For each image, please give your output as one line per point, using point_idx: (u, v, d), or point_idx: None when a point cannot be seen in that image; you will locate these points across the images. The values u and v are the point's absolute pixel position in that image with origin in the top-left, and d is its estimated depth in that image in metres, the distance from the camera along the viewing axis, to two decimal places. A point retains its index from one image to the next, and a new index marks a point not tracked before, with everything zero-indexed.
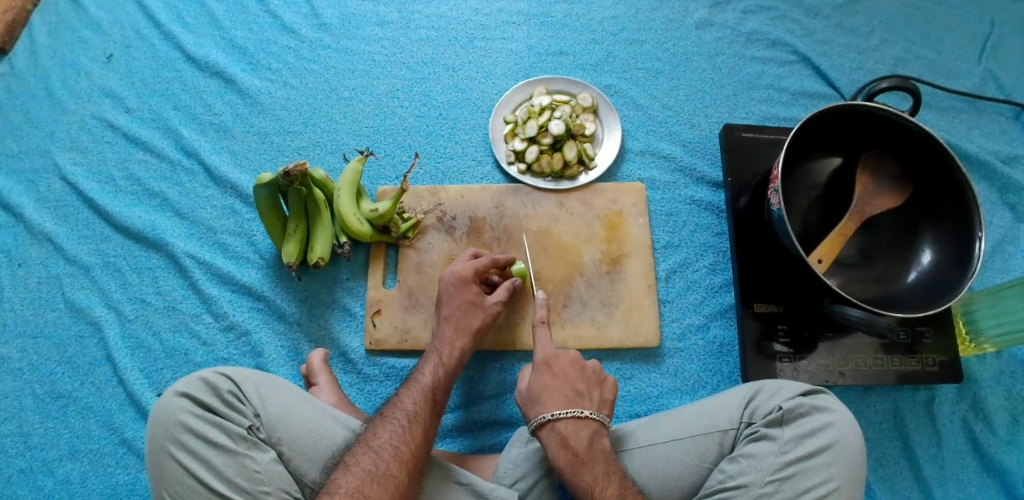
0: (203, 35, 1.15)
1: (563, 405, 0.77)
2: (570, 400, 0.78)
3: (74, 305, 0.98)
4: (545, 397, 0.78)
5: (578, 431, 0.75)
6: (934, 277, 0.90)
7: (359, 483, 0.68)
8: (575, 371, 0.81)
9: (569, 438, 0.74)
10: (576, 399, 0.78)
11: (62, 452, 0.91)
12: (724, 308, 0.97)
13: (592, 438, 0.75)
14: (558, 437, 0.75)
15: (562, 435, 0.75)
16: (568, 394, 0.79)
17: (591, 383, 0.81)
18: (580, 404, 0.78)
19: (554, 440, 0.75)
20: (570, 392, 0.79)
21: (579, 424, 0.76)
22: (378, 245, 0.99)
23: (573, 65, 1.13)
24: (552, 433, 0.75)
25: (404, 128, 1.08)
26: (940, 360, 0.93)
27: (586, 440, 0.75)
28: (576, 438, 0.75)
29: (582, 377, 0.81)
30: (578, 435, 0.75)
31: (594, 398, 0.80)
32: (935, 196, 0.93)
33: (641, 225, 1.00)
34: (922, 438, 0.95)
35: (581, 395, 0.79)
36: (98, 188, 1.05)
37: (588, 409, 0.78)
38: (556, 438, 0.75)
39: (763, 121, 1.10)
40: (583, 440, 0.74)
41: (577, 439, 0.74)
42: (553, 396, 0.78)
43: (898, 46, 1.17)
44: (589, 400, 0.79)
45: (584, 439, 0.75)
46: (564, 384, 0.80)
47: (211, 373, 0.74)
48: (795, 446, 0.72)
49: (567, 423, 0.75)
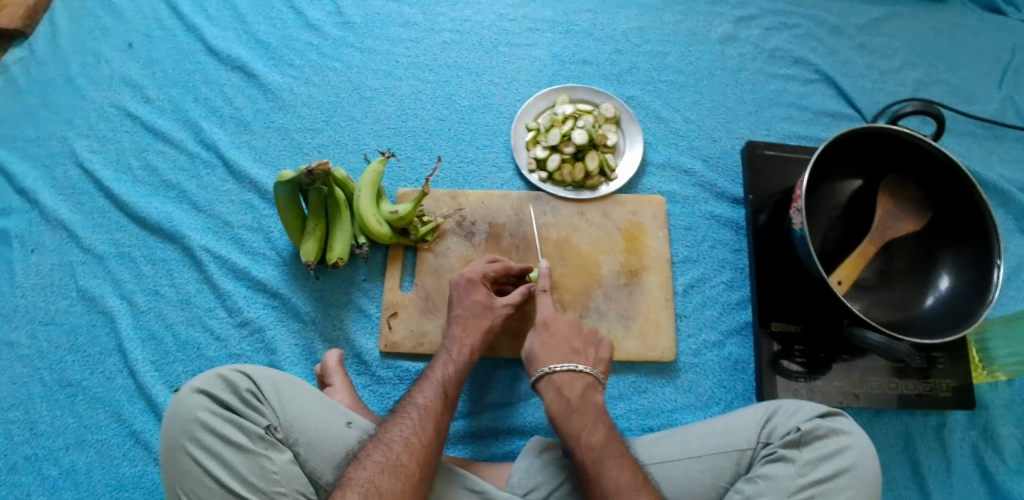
0: (226, 28, 1.15)
1: (561, 360, 0.79)
2: (567, 355, 0.80)
3: (86, 293, 0.97)
4: (544, 354, 0.80)
5: (573, 381, 0.77)
6: (952, 303, 0.90)
7: (370, 473, 0.67)
8: (573, 332, 0.83)
9: (564, 388, 0.76)
10: (573, 355, 0.80)
11: (69, 441, 0.89)
12: (741, 325, 0.97)
13: (586, 390, 0.77)
14: (554, 389, 0.77)
15: (557, 385, 0.77)
16: (564, 350, 0.80)
17: (589, 343, 0.83)
18: (577, 359, 0.80)
19: (550, 391, 0.77)
20: (567, 348, 0.81)
21: (574, 376, 0.77)
22: (397, 247, 0.98)
23: (596, 74, 1.13)
24: (548, 384, 0.77)
25: (426, 131, 1.08)
26: (955, 386, 0.93)
27: (580, 390, 0.76)
28: (570, 388, 0.76)
29: (580, 337, 0.83)
30: (572, 386, 0.77)
31: (590, 355, 0.81)
32: (954, 222, 0.92)
33: (661, 238, 1.00)
34: (933, 463, 0.94)
35: (577, 352, 0.81)
36: (115, 177, 1.04)
37: (583, 363, 0.79)
38: (551, 388, 0.77)
39: (784, 139, 1.10)
40: (577, 390, 0.76)
41: (571, 389, 0.76)
42: (550, 350, 0.80)
43: (919, 69, 1.17)
44: (585, 357, 0.81)
45: (578, 389, 0.76)
46: (562, 340, 0.82)
47: (230, 371, 0.74)
48: (813, 469, 0.71)
49: (563, 375, 0.77)
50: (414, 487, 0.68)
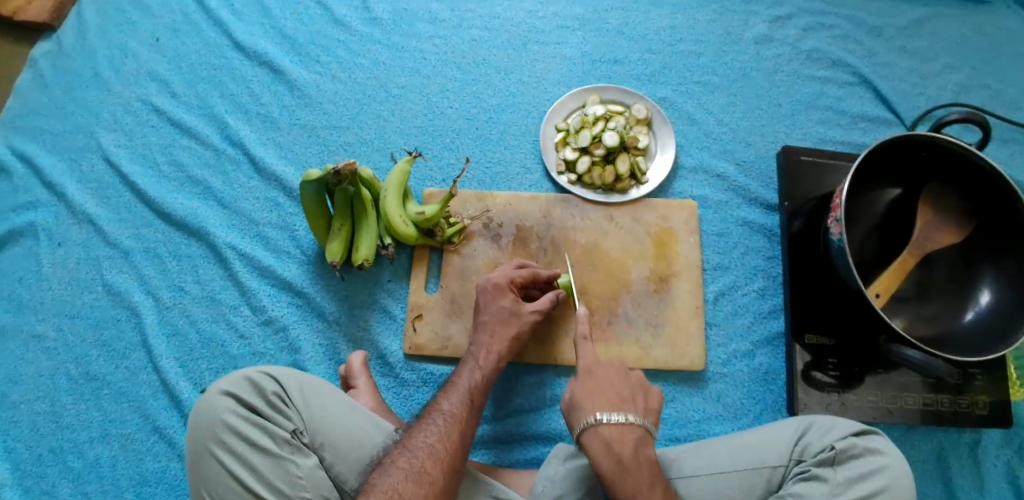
0: (252, 23, 1.14)
1: (608, 409, 0.71)
2: (615, 405, 0.71)
3: (112, 288, 0.97)
4: (588, 402, 0.72)
5: (624, 437, 0.69)
6: (994, 320, 0.85)
7: (394, 480, 0.65)
8: (621, 378, 0.75)
9: (614, 445, 0.69)
10: (622, 404, 0.72)
11: (94, 435, 0.90)
12: (772, 335, 0.94)
13: (639, 446, 0.69)
14: (603, 445, 0.69)
15: (607, 441, 0.69)
16: (614, 399, 0.72)
17: (636, 387, 0.75)
18: (626, 408, 0.71)
19: (599, 447, 0.69)
20: (615, 397, 0.73)
21: (625, 429, 0.70)
22: (422, 248, 0.97)
23: (627, 74, 1.10)
24: (597, 437, 0.70)
25: (453, 130, 1.06)
26: (992, 401, 0.90)
27: (632, 447, 0.69)
28: (622, 443, 0.69)
29: (627, 380, 0.75)
30: (623, 441, 0.69)
31: (640, 404, 0.73)
32: (997, 234, 0.88)
33: (692, 244, 0.98)
34: (965, 481, 0.91)
35: (627, 400, 0.73)
36: (141, 171, 1.04)
37: (633, 413, 0.71)
38: (600, 443, 0.69)
39: (820, 143, 1.07)
40: (629, 449, 0.68)
41: (622, 446, 0.69)
42: (598, 400, 0.72)
43: (961, 72, 1.12)
44: (634, 406, 0.73)
45: (629, 446, 0.69)
46: (609, 389, 0.74)
47: (256, 373, 0.73)
48: (848, 489, 0.69)
49: (612, 429, 0.69)
50: (438, 495, 0.66)
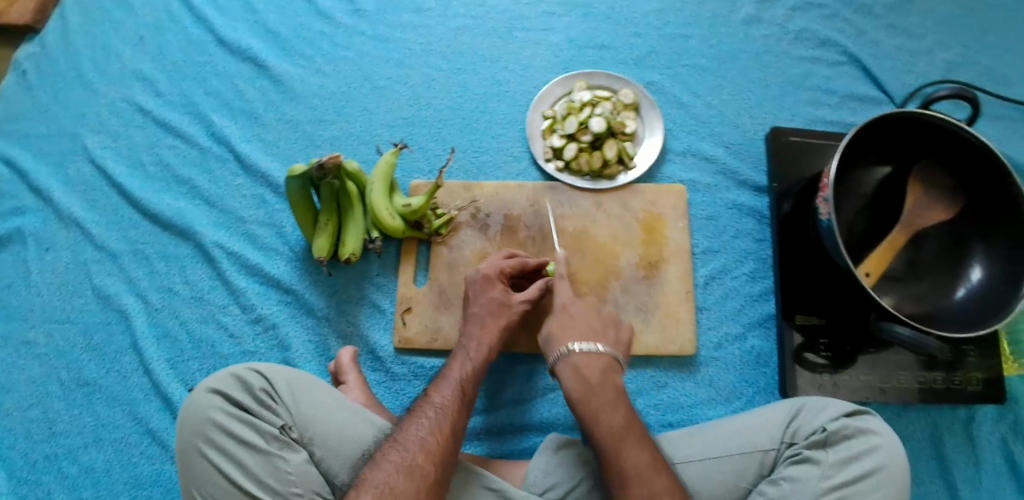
0: (235, 19, 1.13)
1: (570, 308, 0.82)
2: (587, 336, 0.78)
3: (101, 291, 0.96)
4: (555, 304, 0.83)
5: (592, 362, 0.75)
6: (984, 296, 0.85)
7: (386, 474, 0.65)
8: (593, 314, 0.81)
9: (582, 369, 0.75)
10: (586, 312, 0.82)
11: (87, 439, 0.90)
12: (763, 317, 0.94)
13: (606, 372, 0.75)
14: (573, 370, 0.75)
15: (576, 367, 0.75)
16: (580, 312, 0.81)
17: (608, 324, 0.81)
18: (597, 339, 0.78)
19: (569, 372, 0.75)
20: (587, 327, 0.79)
21: (594, 357, 0.76)
22: (410, 241, 0.96)
23: (614, 59, 1.09)
24: (567, 365, 0.76)
25: (439, 121, 1.05)
26: (985, 378, 0.89)
27: (600, 370, 0.75)
28: (591, 370, 0.75)
29: (599, 316, 0.81)
30: (591, 366, 0.75)
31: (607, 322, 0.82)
32: (989, 209, 0.87)
33: (681, 229, 0.97)
34: (958, 459, 0.91)
35: (598, 333, 0.79)
36: (127, 173, 1.03)
37: (603, 344, 0.78)
38: (570, 370, 0.75)
39: (810, 124, 1.06)
40: (596, 371, 0.75)
41: (590, 370, 0.75)
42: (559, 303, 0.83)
43: (951, 49, 1.11)
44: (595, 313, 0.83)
45: (597, 370, 0.75)
46: (581, 321, 0.80)
47: (244, 369, 0.73)
48: (839, 471, 0.69)
49: (582, 356, 0.76)
50: (430, 488, 0.66)
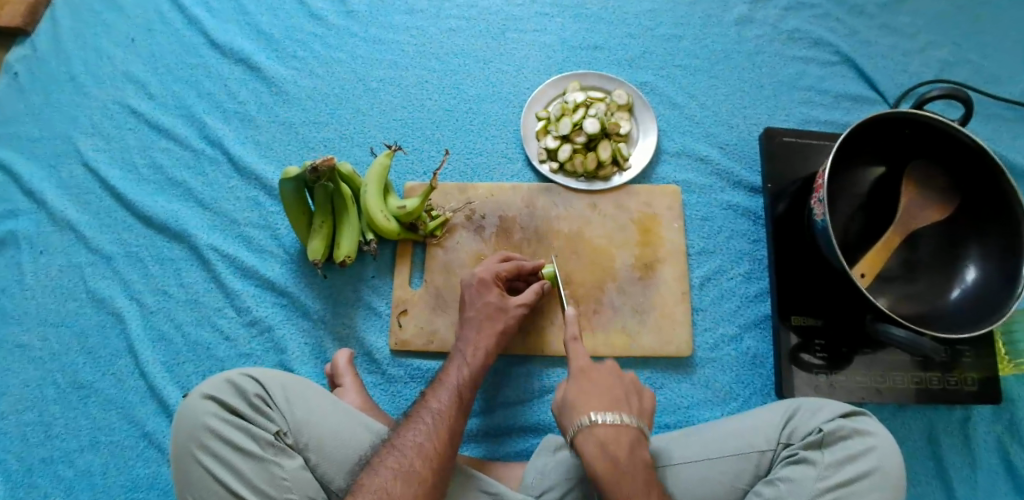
0: (228, 20, 1.12)
1: (601, 397, 0.70)
2: (610, 405, 0.70)
3: (96, 294, 0.96)
4: (580, 387, 0.71)
5: (619, 438, 0.67)
6: (979, 296, 0.85)
7: (383, 480, 0.65)
8: (615, 380, 0.72)
9: (609, 446, 0.67)
10: (615, 401, 0.70)
11: (83, 443, 0.89)
12: (759, 318, 0.94)
13: (635, 448, 0.68)
14: (598, 446, 0.67)
15: (602, 442, 0.67)
16: (605, 390, 0.71)
17: (630, 388, 0.73)
18: (621, 409, 0.69)
19: (593, 448, 0.67)
20: (610, 396, 0.71)
21: (621, 431, 0.68)
22: (405, 243, 0.96)
23: (608, 60, 1.09)
24: (590, 441, 0.67)
25: (434, 122, 1.05)
26: (980, 378, 0.89)
27: (628, 449, 0.67)
28: (618, 447, 0.67)
29: (622, 383, 0.72)
30: (619, 443, 0.67)
31: (633, 400, 0.72)
32: (983, 209, 0.87)
33: (676, 230, 0.97)
34: (955, 458, 0.91)
35: (622, 401, 0.71)
36: (121, 176, 1.03)
37: (627, 416, 0.69)
38: (595, 446, 0.67)
39: (804, 124, 1.06)
40: (623, 450, 0.67)
41: (617, 447, 0.67)
42: (587, 387, 0.71)
43: (944, 48, 1.11)
44: (627, 399, 0.71)
45: (625, 448, 0.67)
46: (601, 389, 0.71)
47: (238, 375, 0.72)
48: (836, 471, 0.69)
49: (608, 430, 0.67)
50: (428, 493, 0.65)
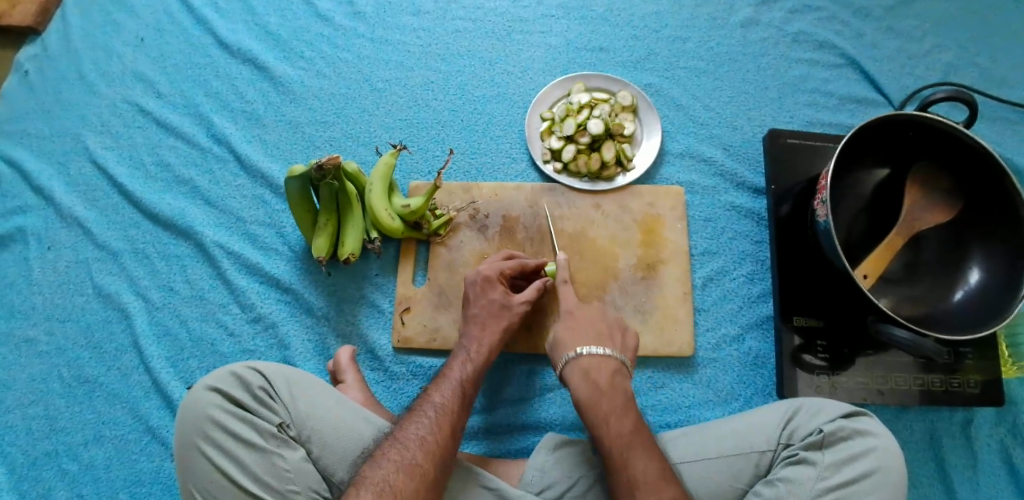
0: (236, 21, 1.13)
1: (588, 343, 0.79)
2: (594, 340, 0.79)
3: (102, 290, 0.97)
4: (569, 336, 0.80)
5: (601, 365, 0.77)
6: (982, 298, 0.85)
7: (385, 472, 0.65)
8: (601, 320, 0.82)
9: (591, 372, 0.76)
10: (600, 339, 0.80)
11: (88, 437, 0.90)
12: (761, 319, 0.94)
13: (614, 376, 0.76)
14: (582, 373, 0.76)
15: (585, 370, 0.76)
16: (592, 333, 0.80)
17: (615, 329, 0.82)
18: (603, 342, 0.79)
19: (578, 375, 0.76)
20: (595, 333, 0.80)
21: (602, 361, 0.77)
22: (409, 241, 0.97)
23: (612, 62, 1.10)
24: (576, 368, 0.77)
25: (439, 122, 1.06)
26: (983, 380, 0.89)
27: (608, 374, 0.76)
28: (599, 374, 0.76)
29: (606, 322, 0.82)
30: (601, 369, 0.76)
31: (618, 342, 0.81)
32: (987, 212, 0.87)
33: (679, 230, 0.97)
34: (956, 460, 0.91)
35: (606, 337, 0.80)
36: (128, 173, 1.04)
37: (610, 348, 0.79)
38: (579, 373, 0.76)
39: (808, 126, 1.06)
40: (605, 376, 0.76)
41: (599, 373, 0.76)
42: (577, 335, 0.80)
43: (949, 51, 1.11)
44: (613, 342, 0.80)
45: (605, 374, 0.76)
46: (588, 326, 0.81)
47: (242, 368, 0.73)
48: (836, 472, 0.69)
49: (590, 359, 0.77)
50: (429, 487, 0.65)
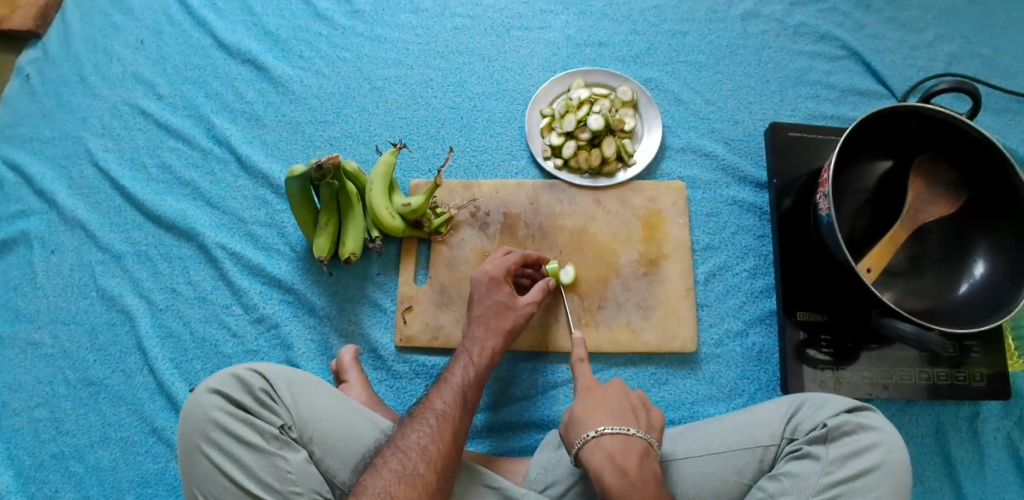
0: (235, 21, 1.13)
1: (609, 421, 0.70)
2: (616, 419, 0.70)
3: (106, 293, 0.97)
4: (589, 416, 0.71)
5: (627, 449, 0.68)
6: (987, 290, 0.84)
7: (386, 482, 0.65)
8: (621, 396, 0.74)
9: (617, 457, 0.67)
10: (622, 418, 0.71)
11: (93, 439, 0.90)
12: (764, 314, 0.94)
13: (643, 460, 0.67)
14: (606, 457, 0.67)
15: (609, 453, 0.67)
16: (613, 413, 0.71)
17: (637, 405, 0.73)
18: (628, 423, 0.70)
19: (601, 460, 0.67)
20: (616, 410, 0.72)
21: (628, 441, 0.68)
22: (410, 240, 0.97)
23: (612, 57, 1.09)
24: (598, 451, 0.68)
25: (438, 120, 1.05)
26: (989, 374, 0.88)
27: (636, 459, 0.67)
28: (626, 456, 0.67)
29: (627, 399, 0.73)
30: (627, 453, 0.67)
31: (643, 419, 0.72)
32: (991, 203, 0.86)
33: (681, 226, 0.97)
34: (963, 453, 0.90)
35: (629, 415, 0.71)
36: (130, 176, 1.04)
37: (636, 428, 0.70)
38: (602, 457, 0.67)
39: (810, 119, 1.05)
40: (633, 460, 0.67)
41: (626, 457, 0.67)
42: (597, 414, 0.71)
43: (953, 41, 1.10)
44: (637, 420, 0.71)
45: (633, 458, 0.67)
46: (611, 404, 0.72)
47: (242, 369, 0.73)
48: (840, 467, 0.69)
49: (614, 440, 0.68)
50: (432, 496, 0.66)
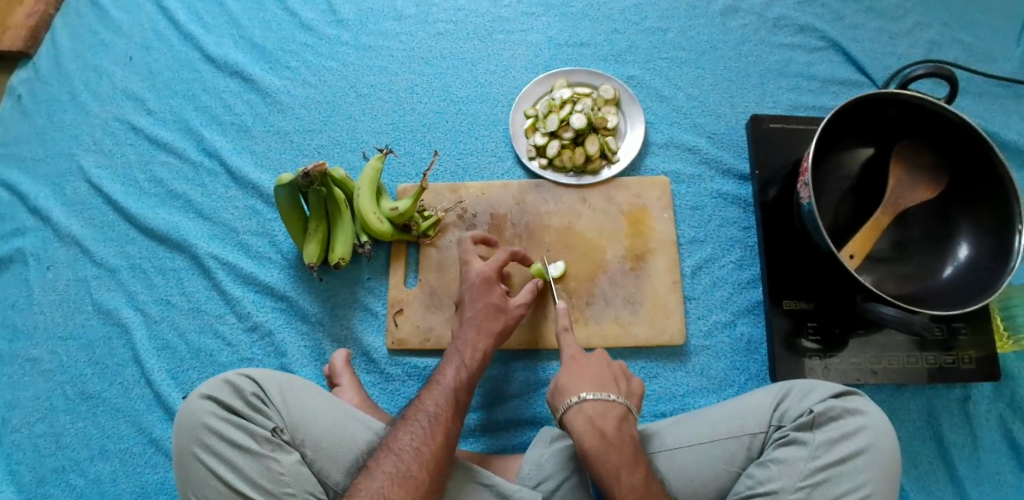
0: (222, 35, 1.15)
1: (592, 388, 0.72)
2: (598, 386, 0.72)
3: (101, 306, 0.99)
4: (571, 383, 0.73)
5: (606, 412, 0.69)
6: (972, 272, 0.85)
7: (380, 484, 0.66)
8: (602, 364, 0.75)
9: (597, 420, 0.69)
10: (603, 386, 0.72)
11: (93, 451, 0.92)
12: (752, 304, 0.95)
13: (622, 423, 0.69)
14: (586, 421, 0.69)
15: (590, 417, 0.69)
16: (594, 381, 0.73)
17: (618, 374, 0.75)
18: (609, 389, 0.72)
19: (582, 424, 0.69)
20: (598, 377, 0.73)
21: (609, 407, 0.70)
22: (399, 244, 0.98)
23: (594, 56, 1.11)
24: (579, 416, 0.69)
25: (424, 125, 1.07)
26: (978, 356, 0.89)
27: (615, 422, 0.69)
28: (606, 420, 0.69)
29: (609, 367, 0.75)
30: (606, 416, 0.69)
31: (623, 387, 0.74)
32: (974, 185, 0.86)
33: (666, 220, 0.98)
34: (956, 436, 0.91)
35: (609, 381, 0.73)
36: (122, 191, 1.06)
37: (616, 394, 0.72)
38: (583, 421, 0.69)
39: (792, 110, 1.06)
40: (611, 423, 0.69)
41: (604, 420, 0.69)
42: (579, 381, 0.72)
43: (932, 28, 1.11)
44: (618, 387, 0.73)
45: (613, 422, 0.69)
46: (592, 371, 0.74)
47: (235, 375, 0.74)
48: (827, 451, 0.69)
49: (595, 406, 0.70)
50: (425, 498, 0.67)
